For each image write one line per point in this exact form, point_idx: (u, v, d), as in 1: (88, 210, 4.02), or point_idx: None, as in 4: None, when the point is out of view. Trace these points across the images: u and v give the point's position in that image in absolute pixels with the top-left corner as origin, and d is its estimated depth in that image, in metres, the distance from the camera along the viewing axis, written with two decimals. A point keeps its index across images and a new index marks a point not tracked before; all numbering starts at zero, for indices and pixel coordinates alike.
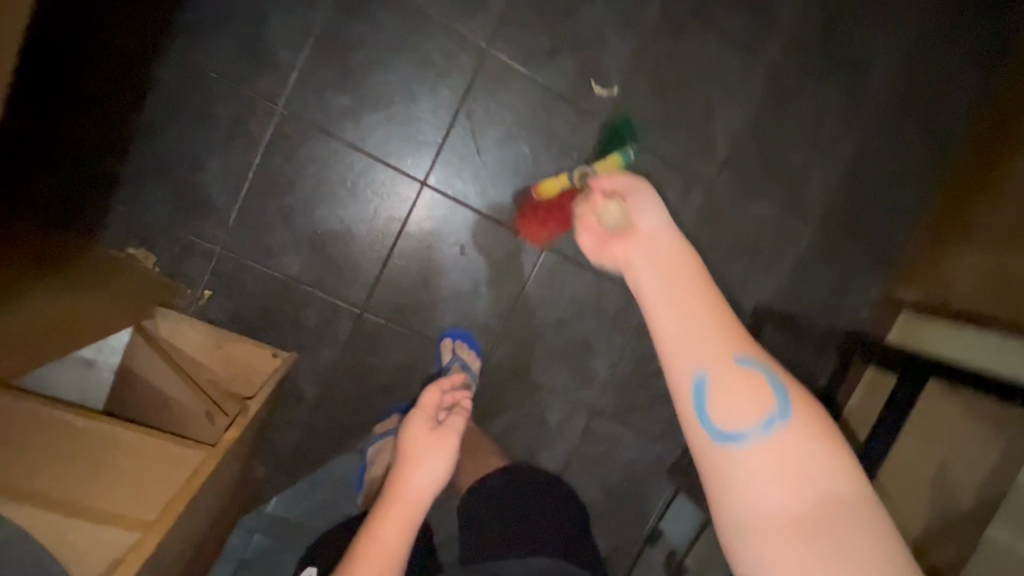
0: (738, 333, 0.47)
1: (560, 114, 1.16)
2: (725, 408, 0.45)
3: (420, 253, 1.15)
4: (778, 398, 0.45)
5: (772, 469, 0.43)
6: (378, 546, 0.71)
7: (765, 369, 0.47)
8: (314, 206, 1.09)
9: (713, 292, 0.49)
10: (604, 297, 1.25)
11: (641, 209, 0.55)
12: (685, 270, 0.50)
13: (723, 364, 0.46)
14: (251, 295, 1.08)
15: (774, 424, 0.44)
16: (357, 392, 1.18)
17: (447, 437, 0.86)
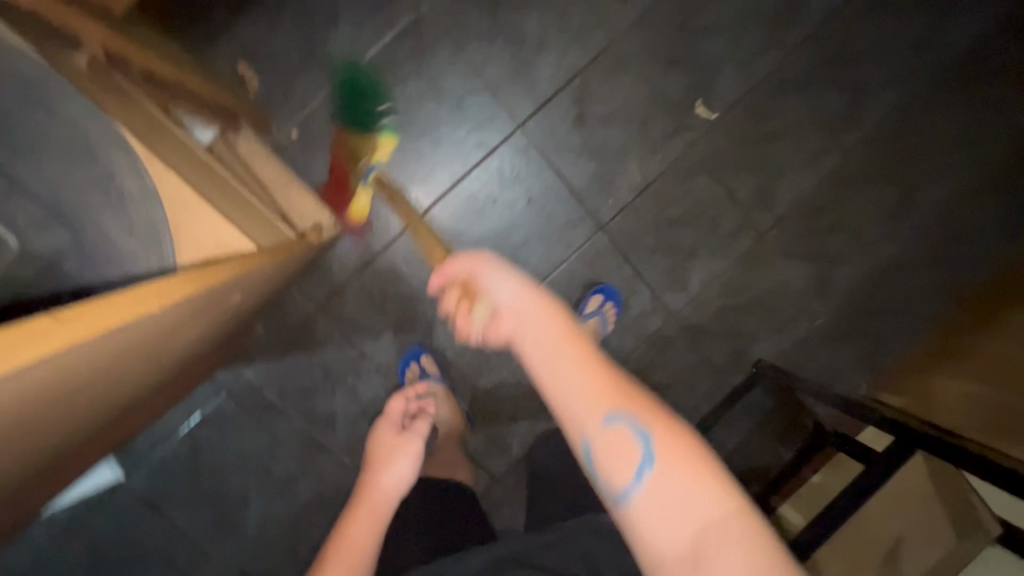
0: (600, 372, 0.50)
1: (661, 117, 1.24)
2: (615, 465, 0.47)
3: (490, 189, 1.20)
4: (647, 441, 0.47)
5: (666, 514, 0.46)
6: (348, 547, 0.75)
7: (631, 413, 0.48)
8: (416, 104, 1.13)
9: (565, 333, 0.52)
10: (633, 296, 1.31)
11: (495, 285, 0.56)
12: (540, 311, 0.53)
13: (593, 414, 0.48)
14: (329, 160, 1.11)
15: (643, 476, 0.47)
16: (380, 291, 1.19)
17: (411, 441, 0.84)
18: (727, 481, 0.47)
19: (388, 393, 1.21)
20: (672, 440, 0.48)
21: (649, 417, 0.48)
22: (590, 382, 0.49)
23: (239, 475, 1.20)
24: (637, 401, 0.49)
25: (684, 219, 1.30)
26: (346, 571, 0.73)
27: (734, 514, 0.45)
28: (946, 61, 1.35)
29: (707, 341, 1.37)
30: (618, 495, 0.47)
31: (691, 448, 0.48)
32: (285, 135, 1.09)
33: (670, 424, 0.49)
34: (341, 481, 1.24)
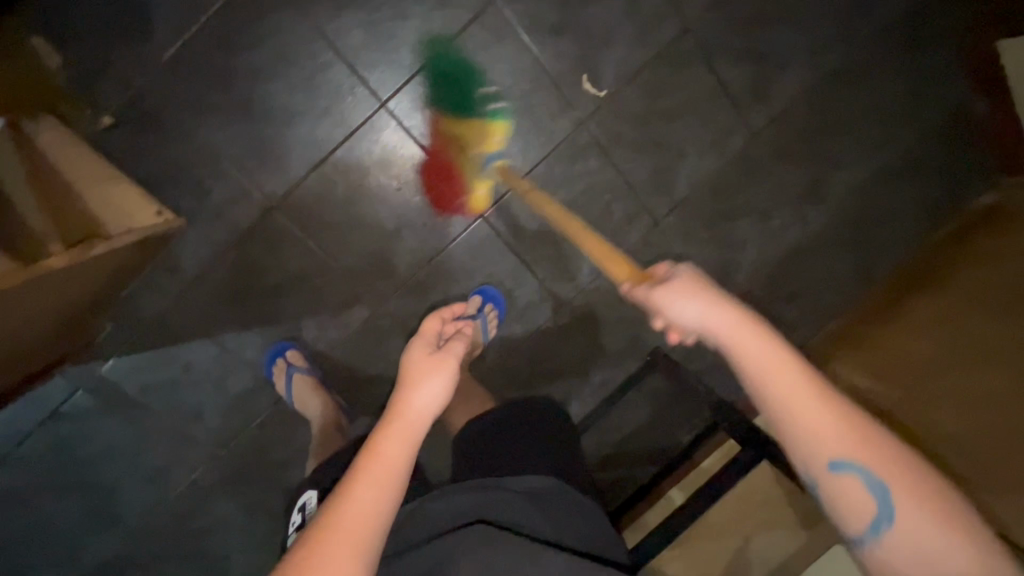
0: (860, 429, 0.56)
1: (544, 93, 1.13)
2: (847, 510, 0.56)
3: (355, 174, 1.10)
4: (885, 495, 0.54)
5: (909, 558, 0.53)
6: (377, 468, 0.66)
7: (863, 464, 0.55)
8: (259, 81, 1.02)
9: (812, 385, 0.58)
10: (520, 286, 1.25)
11: (681, 305, 0.62)
12: (757, 350, 0.59)
13: (834, 466, 0.56)
14: (162, 144, 1.01)
15: (882, 526, 0.55)
16: (237, 285, 1.11)
17: (447, 361, 0.76)
18: (976, 531, 0.53)
19: (258, 387, 1.18)
20: (915, 491, 0.54)
21: (889, 473, 0.55)
22: (841, 433, 0.56)
23: (109, 466, 1.18)
24: (873, 452, 0.55)
25: (573, 205, 1.21)
26: (379, 491, 0.64)
27: (982, 559, 0.52)
28: (871, 25, 1.24)
29: (602, 329, 1.32)
30: (860, 538, 0.56)
31: (941, 498, 0.55)
32: (104, 116, 0.98)
33: (907, 470, 0.55)
34: (217, 471, 1.22)
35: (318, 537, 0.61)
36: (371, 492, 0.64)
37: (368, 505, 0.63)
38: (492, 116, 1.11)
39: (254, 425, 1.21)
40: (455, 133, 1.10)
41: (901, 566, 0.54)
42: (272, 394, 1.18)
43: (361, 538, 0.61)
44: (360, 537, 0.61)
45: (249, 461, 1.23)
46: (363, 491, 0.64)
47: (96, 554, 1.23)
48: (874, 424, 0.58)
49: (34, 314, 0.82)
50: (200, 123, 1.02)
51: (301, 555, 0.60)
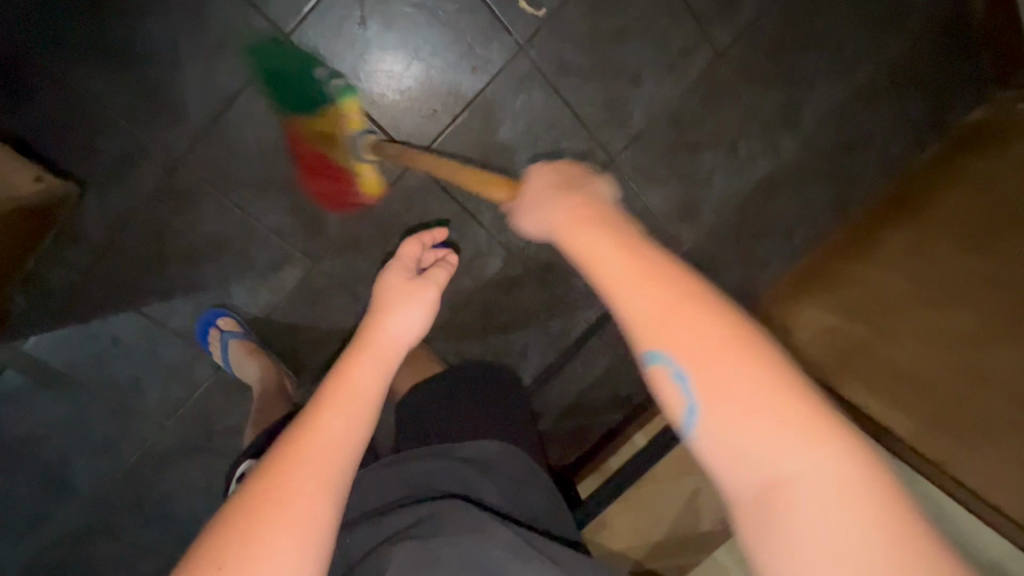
0: (671, 293, 0.39)
1: (474, 17, 1.00)
2: (658, 394, 0.38)
3: (264, 121, 0.98)
4: (686, 381, 0.36)
5: (727, 465, 0.35)
6: (345, 395, 0.55)
7: (664, 326, 0.38)
8: (139, 19, 0.89)
9: (611, 240, 0.42)
10: (464, 238, 1.16)
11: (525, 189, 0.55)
12: (568, 224, 0.46)
13: (634, 348, 0.39)
14: (40, 102, 0.90)
15: (690, 423, 0.37)
16: (153, 253, 1.02)
17: (427, 286, 0.66)
18: (832, 428, 0.34)
19: (195, 356, 1.13)
20: (737, 374, 0.35)
21: (691, 350, 0.37)
22: (639, 301, 0.39)
23: (53, 441, 1.16)
24: (682, 307, 0.38)
25: (517, 144, 1.10)
26: (350, 422, 0.54)
27: (823, 465, 0.33)
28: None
29: (558, 277, 1.25)
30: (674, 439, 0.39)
31: (783, 381, 0.35)
32: None
33: (724, 331, 0.37)
34: (167, 440, 1.20)
35: (276, 476, 0.49)
36: (342, 423, 0.53)
37: (341, 438, 0.53)
38: (340, 97, 0.99)
39: (198, 393, 1.17)
40: (323, 129, 1.01)
41: (721, 466, 0.36)
42: (211, 361, 1.14)
43: (329, 475, 0.50)
44: (329, 476, 0.50)
45: (197, 429, 1.20)
46: (331, 426, 0.53)
47: (57, 525, 1.23)
48: (698, 284, 0.39)
49: None
50: (75, 70, 0.90)
51: (253, 497, 0.48)
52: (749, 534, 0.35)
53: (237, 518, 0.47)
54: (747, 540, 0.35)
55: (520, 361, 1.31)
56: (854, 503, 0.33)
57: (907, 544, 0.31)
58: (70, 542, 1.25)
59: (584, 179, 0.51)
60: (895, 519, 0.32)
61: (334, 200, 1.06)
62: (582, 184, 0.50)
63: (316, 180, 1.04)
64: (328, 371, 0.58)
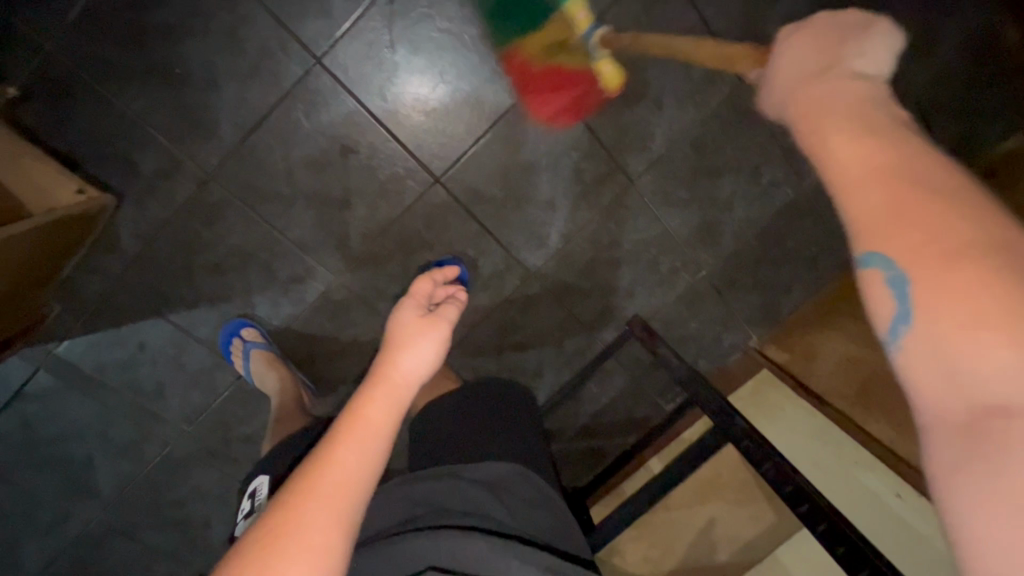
0: (918, 198, 0.34)
1: (499, 41, 1.01)
2: (870, 302, 0.35)
3: (294, 139, 1.02)
4: (911, 289, 0.32)
5: (943, 387, 0.31)
6: (359, 433, 0.57)
7: (888, 226, 0.34)
8: (178, 41, 0.93)
9: (863, 127, 0.37)
10: (484, 255, 1.17)
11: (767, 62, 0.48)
12: (818, 115, 0.39)
13: (854, 248, 0.36)
14: (82, 118, 0.94)
15: (902, 334, 0.33)
16: (183, 263, 1.06)
17: (438, 324, 0.68)
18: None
19: (217, 364, 1.16)
20: (999, 290, 0.29)
21: (931, 254, 0.32)
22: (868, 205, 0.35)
23: (79, 442, 1.19)
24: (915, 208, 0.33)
25: (538, 165, 1.11)
26: (363, 456, 0.56)
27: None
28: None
29: (575, 297, 1.25)
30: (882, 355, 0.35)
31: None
32: (14, 89, 0.92)
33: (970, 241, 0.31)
34: (187, 445, 1.23)
35: (287, 512, 0.51)
36: (353, 457, 0.55)
37: (352, 472, 0.55)
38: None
39: (218, 400, 1.19)
40: (549, 42, 1.01)
41: (925, 386, 0.32)
42: (232, 369, 1.16)
43: (339, 512, 0.52)
44: (338, 514, 0.52)
45: (216, 435, 1.23)
46: (343, 460, 0.55)
47: (77, 524, 1.26)
48: (959, 199, 0.33)
49: None
50: (118, 88, 0.94)
51: (267, 534, 0.50)
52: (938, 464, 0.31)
53: (247, 554, 0.49)
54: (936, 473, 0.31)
55: (535, 379, 1.30)
56: None
57: None
58: (89, 542, 1.28)
59: (856, 41, 0.41)
60: None
61: (576, 105, 1.08)
62: (854, 52, 0.41)
63: (547, 103, 1.07)
64: (342, 409, 0.60)
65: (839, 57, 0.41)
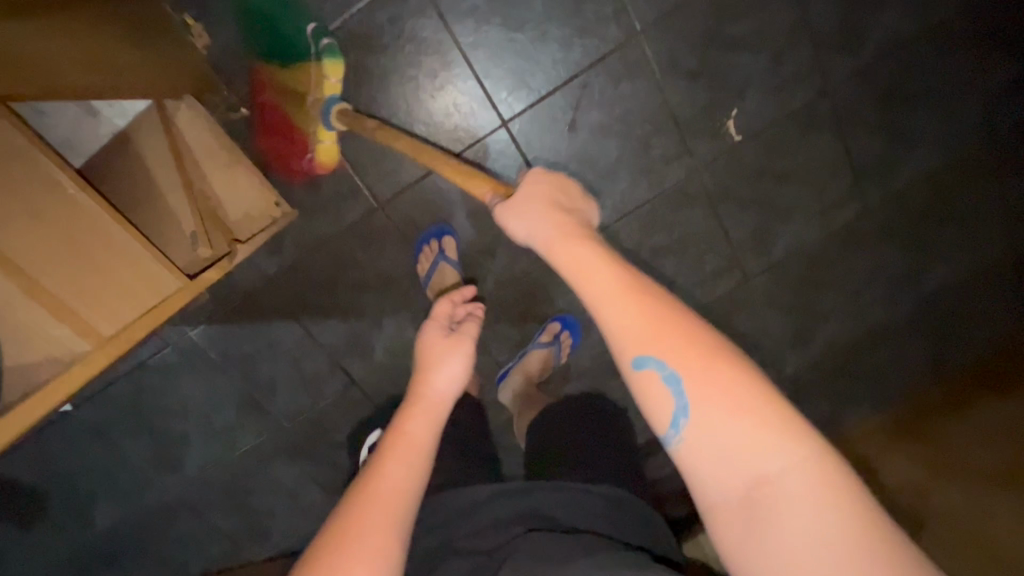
0: (671, 335, 0.50)
1: (664, 136, 1.10)
2: (661, 407, 0.49)
3: (461, 186, 1.11)
4: (684, 388, 0.48)
5: (709, 453, 0.46)
6: (406, 446, 0.68)
7: (662, 357, 0.49)
8: (387, 84, 1.03)
9: (615, 280, 0.55)
10: (597, 320, 1.23)
11: (521, 207, 0.72)
12: (566, 244, 0.62)
13: (625, 361, 0.51)
14: (282, 137, 1.02)
15: (681, 425, 0.47)
16: (331, 275, 1.14)
17: (460, 342, 0.85)
18: (746, 390, 0.46)
19: (330, 371, 1.22)
20: (733, 389, 0.46)
21: (679, 359, 0.49)
22: (627, 320, 0.52)
23: (181, 419, 1.25)
24: (671, 340, 0.50)
25: (668, 249, 1.18)
26: (406, 466, 0.66)
27: (714, 407, 0.46)
28: (987, 99, 1.14)
29: None
30: (663, 442, 0.49)
31: (725, 365, 0.48)
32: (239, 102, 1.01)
33: (705, 357, 0.48)
34: (278, 438, 1.28)
35: (357, 510, 0.60)
36: (399, 467, 0.65)
37: (404, 479, 0.65)
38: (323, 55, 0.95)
39: (321, 404, 1.25)
40: (294, 88, 0.99)
41: (705, 465, 0.46)
42: (345, 379, 1.22)
43: (396, 507, 0.62)
44: (394, 510, 0.61)
45: (309, 434, 1.28)
46: (389, 468, 0.65)
47: (153, 494, 1.30)
48: (663, 297, 0.53)
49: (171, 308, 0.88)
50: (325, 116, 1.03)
51: (339, 528, 0.59)
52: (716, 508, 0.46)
53: (325, 543, 0.58)
54: (714, 515, 0.46)
55: None
56: (814, 497, 0.42)
57: (863, 530, 0.41)
58: (160, 512, 1.32)
59: (572, 200, 0.73)
60: (850, 506, 0.42)
61: (278, 159, 1.04)
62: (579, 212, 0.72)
63: (281, 158, 1.04)
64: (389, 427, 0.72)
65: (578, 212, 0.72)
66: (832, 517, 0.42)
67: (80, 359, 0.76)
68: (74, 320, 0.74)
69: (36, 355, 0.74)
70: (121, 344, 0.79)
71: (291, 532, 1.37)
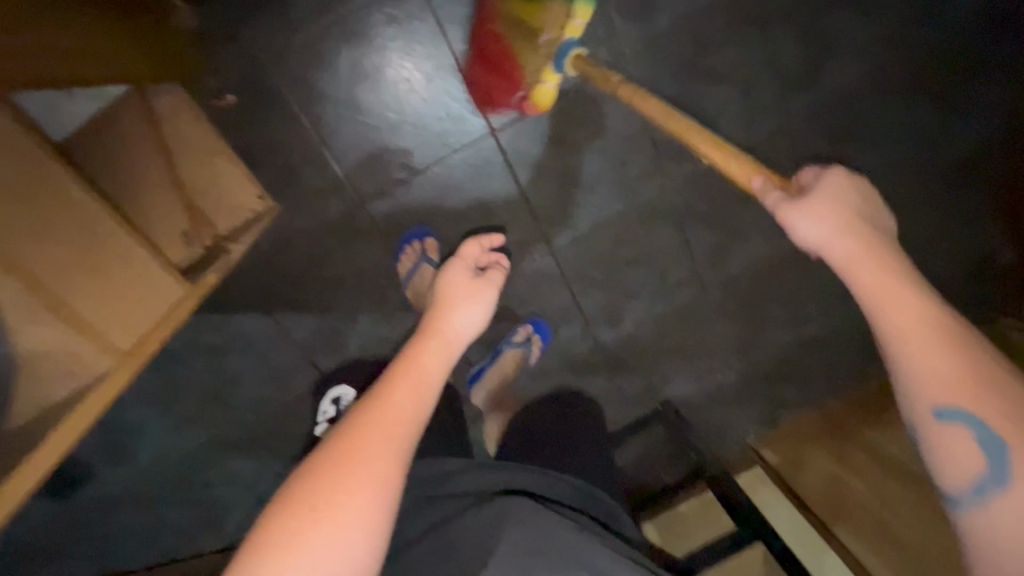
0: (999, 402, 0.48)
1: (641, 155, 1.17)
2: (957, 461, 0.49)
3: (444, 188, 1.11)
4: (1007, 463, 0.47)
5: (1011, 523, 0.47)
6: (413, 373, 0.64)
7: (985, 422, 0.48)
8: (378, 81, 1.04)
9: (934, 328, 0.50)
10: (567, 323, 1.29)
11: (801, 213, 0.60)
12: (874, 263, 0.54)
13: (927, 409, 0.50)
14: (266, 129, 1.02)
15: (992, 490, 0.48)
16: (309, 270, 1.13)
17: (481, 288, 0.81)
18: None
19: (299, 365, 1.20)
20: None
21: (1006, 429, 0.47)
22: (945, 369, 0.49)
23: (137, 409, 1.22)
24: (993, 405, 0.48)
25: (637, 259, 1.26)
26: (414, 393, 0.62)
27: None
28: (941, 110, 1.21)
29: (626, 374, 1.35)
30: (953, 495, 0.50)
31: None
32: (225, 92, 1.00)
33: None
34: (237, 430, 1.25)
35: (356, 431, 0.57)
36: (407, 395, 0.61)
37: (406, 406, 0.61)
38: None
39: (287, 397, 1.23)
40: (524, 20, 0.93)
41: (997, 531, 0.48)
42: (314, 373, 1.20)
43: (398, 441, 0.57)
44: (398, 438, 0.58)
45: (271, 429, 1.25)
46: (397, 393, 0.61)
47: (99, 484, 1.26)
48: (986, 357, 0.50)
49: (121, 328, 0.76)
50: (313, 109, 1.03)
51: (338, 446, 0.56)
52: None
53: (323, 462, 0.55)
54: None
55: None
56: None
57: None
58: (105, 502, 1.27)
59: (872, 211, 0.60)
60: None
61: (486, 101, 1.04)
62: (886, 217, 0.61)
63: (498, 101, 1.03)
64: (400, 356, 0.68)
65: (878, 227, 0.59)
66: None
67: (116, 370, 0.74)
68: (98, 338, 0.72)
69: (78, 381, 0.72)
70: (145, 354, 0.78)
71: (243, 528, 1.32)
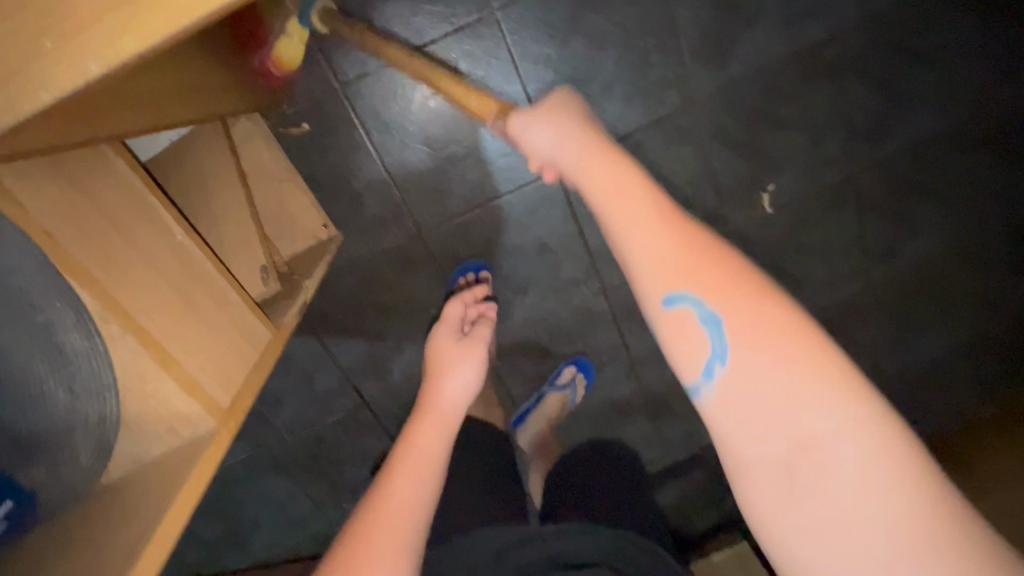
0: (709, 276, 0.42)
1: (704, 199, 1.14)
2: (681, 346, 0.43)
3: (503, 222, 1.10)
4: (723, 334, 0.41)
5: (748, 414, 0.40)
6: (418, 455, 0.67)
7: (697, 291, 0.42)
8: (447, 117, 1.03)
9: (649, 199, 0.45)
10: (614, 363, 1.26)
11: (531, 116, 0.57)
12: (596, 151, 0.50)
13: (652, 298, 0.44)
14: (336, 157, 1.03)
15: (715, 370, 0.41)
16: (361, 296, 1.12)
17: (472, 347, 0.88)
18: (800, 340, 0.39)
19: (342, 389, 1.19)
20: (766, 328, 0.40)
21: (727, 304, 0.41)
22: (659, 241, 0.43)
23: None
24: (709, 275, 0.42)
25: None
26: (421, 475, 0.64)
27: (759, 354, 0.40)
28: (1007, 168, 1.19)
29: (667, 417, 1.32)
30: (689, 392, 0.43)
31: (778, 319, 0.40)
32: (299, 122, 1.01)
33: (754, 302, 0.41)
34: (274, 449, 1.24)
35: (367, 524, 0.58)
36: (412, 478, 0.64)
37: (416, 489, 0.63)
38: None
39: (328, 421, 1.22)
40: None
41: (732, 431, 0.40)
42: (357, 399, 1.20)
43: (410, 526, 0.59)
44: (410, 521, 0.59)
45: (308, 451, 1.24)
46: (404, 482, 0.63)
47: None
48: (699, 225, 0.45)
49: (224, 370, 0.62)
50: (382, 141, 1.03)
51: (352, 541, 0.57)
52: (758, 489, 0.39)
53: (340, 557, 0.55)
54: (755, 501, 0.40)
55: None
56: (887, 477, 0.37)
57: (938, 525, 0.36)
58: None
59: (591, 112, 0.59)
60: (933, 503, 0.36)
61: (256, 73, 0.91)
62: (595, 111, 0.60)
63: (246, 53, 0.90)
64: (401, 438, 0.71)
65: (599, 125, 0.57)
66: (871, 483, 0.37)
67: (217, 435, 0.58)
68: (201, 393, 0.58)
69: (166, 445, 0.57)
70: (241, 416, 0.63)
71: (273, 547, 1.31)
